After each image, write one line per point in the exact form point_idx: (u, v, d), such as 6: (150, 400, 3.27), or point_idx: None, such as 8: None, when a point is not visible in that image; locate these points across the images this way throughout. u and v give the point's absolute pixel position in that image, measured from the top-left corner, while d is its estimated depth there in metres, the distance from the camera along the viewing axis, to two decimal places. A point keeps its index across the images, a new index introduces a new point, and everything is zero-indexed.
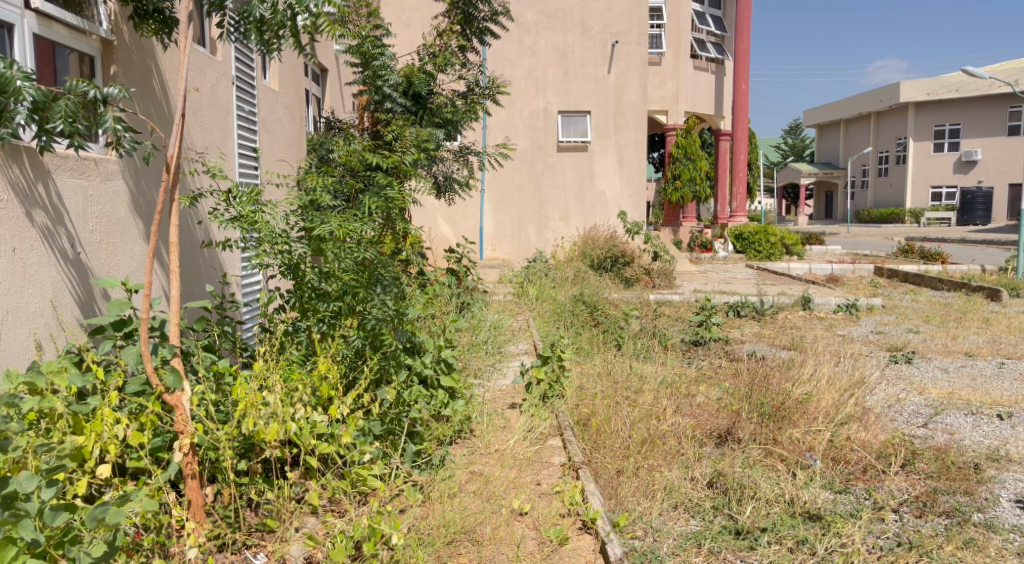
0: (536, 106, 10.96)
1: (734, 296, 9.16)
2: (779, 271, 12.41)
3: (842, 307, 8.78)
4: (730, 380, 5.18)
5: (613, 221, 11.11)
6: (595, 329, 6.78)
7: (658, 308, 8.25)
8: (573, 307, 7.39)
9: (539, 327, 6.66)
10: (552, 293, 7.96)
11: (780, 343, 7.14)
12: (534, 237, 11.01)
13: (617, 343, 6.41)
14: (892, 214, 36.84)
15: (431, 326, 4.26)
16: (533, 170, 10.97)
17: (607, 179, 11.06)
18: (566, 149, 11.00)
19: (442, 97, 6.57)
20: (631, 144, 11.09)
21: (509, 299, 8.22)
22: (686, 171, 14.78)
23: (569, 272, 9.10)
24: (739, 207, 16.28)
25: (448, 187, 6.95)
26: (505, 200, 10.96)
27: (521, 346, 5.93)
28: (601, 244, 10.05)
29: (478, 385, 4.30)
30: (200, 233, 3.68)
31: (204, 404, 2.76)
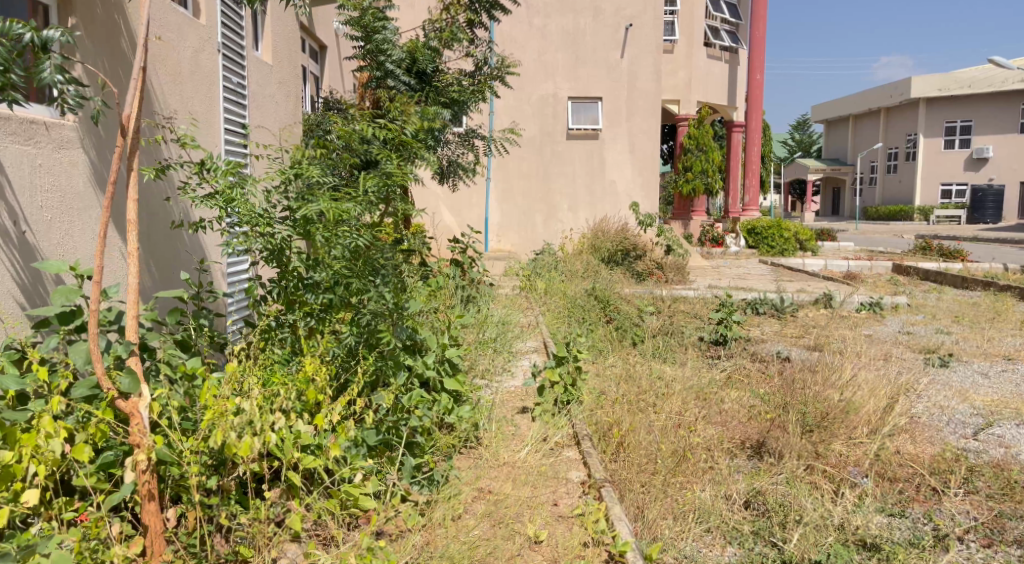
0: (545, 92, 10.51)
1: (752, 293, 8.73)
2: (795, 267, 11.98)
3: (865, 305, 8.35)
4: (758, 385, 4.76)
5: (623, 213, 10.67)
6: (609, 326, 6.38)
7: (673, 304, 7.85)
8: (584, 303, 6.99)
9: (549, 324, 6.25)
10: (563, 286, 7.56)
11: (804, 344, 6.73)
12: (541, 228, 10.56)
13: (633, 342, 6.00)
14: (901, 211, 36.33)
15: (434, 321, 3.85)
16: (541, 158, 10.53)
17: (618, 169, 10.63)
18: (576, 137, 10.56)
19: (448, 75, 6.15)
20: (643, 133, 10.63)
21: (516, 292, 7.81)
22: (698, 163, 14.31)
23: (578, 266, 8.69)
24: (753, 202, 15.82)
25: (454, 173, 6.54)
26: (511, 189, 10.53)
27: (531, 343, 5.52)
28: (612, 237, 9.63)
29: (484, 387, 3.88)
30: (171, 212, 3.27)
31: (167, 411, 2.35)
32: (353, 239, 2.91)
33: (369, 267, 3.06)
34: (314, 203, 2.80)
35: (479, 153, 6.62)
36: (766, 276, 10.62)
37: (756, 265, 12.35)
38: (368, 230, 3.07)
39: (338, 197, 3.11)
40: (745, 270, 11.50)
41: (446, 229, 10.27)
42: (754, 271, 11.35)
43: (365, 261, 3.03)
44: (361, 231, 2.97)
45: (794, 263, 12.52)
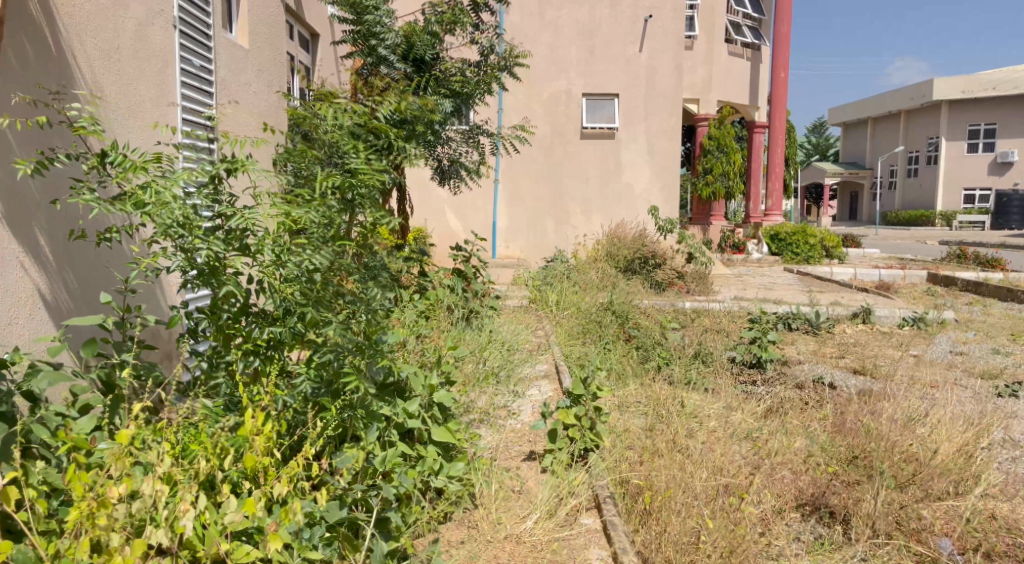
0: (557, 88, 9.83)
1: (783, 306, 8.01)
2: (823, 277, 11.24)
3: (908, 320, 7.61)
4: (806, 423, 4.07)
5: (640, 218, 9.97)
6: (629, 349, 5.71)
7: (698, 321, 7.17)
8: (600, 319, 6.32)
9: (561, 344, 5.59)
10: (576, 299, 6.89)
11: (846, 366, 6.02)
12: (552, 234, 9.88)
13: (656, 365, 5.33)
14: (922, 217, 35.36)
15: (423, 353, 3.18)
16: (552, 159, 9.85)
17: (635, 171, 9.93)
18: (590, 136, 9.87)
19: (450, 63, 5.49)
20: (663, 132, 9.94)
21: (524, 305, 7.15)
22: (719, 165, 13.59)
23: (593, 276, 8.01)
24: (775, 206, 15.07)
25: (457, 176, 5.90)
26: (521, 192, 9.84)
27: (540, 368, 4.84)
28: (629, 244, 8.96)
29: (484, 432, 3.21)
30: (75, 218, 2.62)
31: (33, 498, 1.70)
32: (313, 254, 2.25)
33: (335, 288, 2.40)
34: (255, 209, 2.13)
35: (484, 152, 5.97)
36: (794, 286, 9.91)
37: (781, 274, 11.63)
38: (336, 241, 2.41)
39: (297, 200, 2.45)
40: (770, 279, 10.79)
41: (450, 237, 9.61)
42: (780, 281, 10.63)
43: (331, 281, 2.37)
44: (325, 245, 2.31)
45: (821, 272, 11.79)
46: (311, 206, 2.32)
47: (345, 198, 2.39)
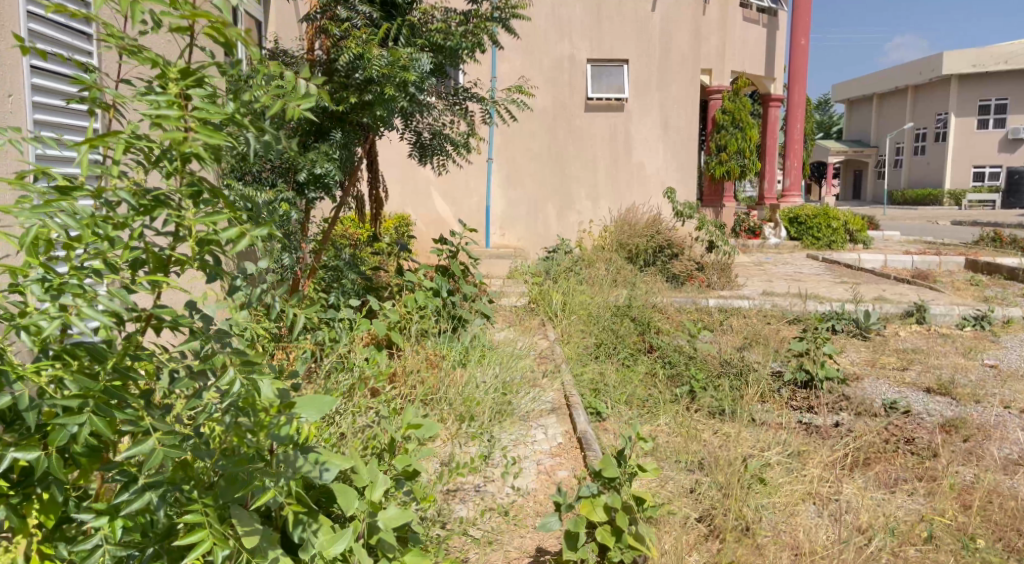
0: (559, 54, 8.64)
1: (821, 303, 6.93)
2: (852, 265, 10.18)
3: (969, 319, 6.53)
4: (912, 493, 3.00)
5: (653, 202, 8.87)
6: (653, 368, 4.64)
7: (727, 328, 6.10)
8: (615, 327, 5.24)
9: (570, 363, 4.51)
10: (585, 300, 5.80)
11: (914, 381, 4.97)
12: (554, 221, 8.77)
13: (690, 392, 4.26)
14: (929, 195, 34.29)
15: (382, 425, 2.11)
16: (554, 134, 8.70)
17: (647, 148, 8.80)
18: (597, 108, 8.70)
19: (428, 9, 4.33)
20: (678, 104, 8.83)
21: (524, 307, 6.09)
22: (734, 142, 12.49)
23: (602, 271, 6.93)
24: (794, 186, 13.89)
25: (442, 151, 4.79)
26: (518, 173, 8.70)
27: (546, 402, 3.77)
28: (641, 230, 7.89)
29: (473, 540, 2.14)
30: None
31: None
32: (88, 299, 1.17)
33: (161, 353, 1.33)
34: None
35: (473, 123, 4.84)
36: (824, 277, 8.83)
37: (803, 262, 10.57)
38: (159, 265, 1.32)
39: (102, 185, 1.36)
40: (795, 269, 9.72)
41: (438, 226, 8.44)
42: (806, 270, 9.56)
43: (147, 343, 1.30)
44: (123, 278, 1.23)
45: (848, 259, 10.73)
46: (85, 203, 1.23)
47: (166, 187, 1.30)
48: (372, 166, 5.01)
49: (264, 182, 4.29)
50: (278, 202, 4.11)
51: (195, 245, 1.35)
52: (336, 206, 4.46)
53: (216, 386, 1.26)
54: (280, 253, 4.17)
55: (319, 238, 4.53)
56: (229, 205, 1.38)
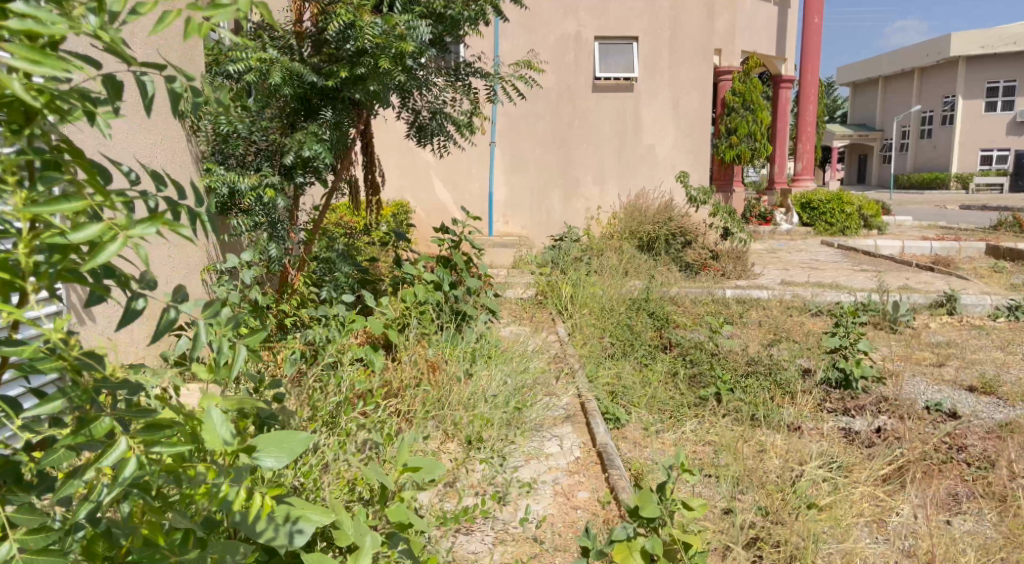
0: (564, 31, 8.21)
1: (843, 293, 6.57)
2: (869, 252, 9.79)
3: (1003, 309, 6.15)
4: (981, 526, 2.65)
5: (664, 187, 8.46)
6: (674, 368, 4.28)
7: (746, 323, 5.74)
8: (631, 322, 4.87)
9: (584, 363, 4.16)
10: (597, 293, 5.43)
11: (954, 378, 4.60)
12: (560, 207, 8.38)
13: (717, 395, 3.90)
14: (936, 179, 33.81)
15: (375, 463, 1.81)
16: (560, 116, 8.29)
17: (657, 130, 8.38)
18: (604, 89, 8.28)
19: None
20: (690, 83, 8.38)
21: (531, 300, 5.73)
22: (744, 125, 12.07)
23: (612, 260, 6.56)
24: (806, 170, 13.47)
25: (443, 133, 4.40)
26: (522, 158, 8.31)
27: (560, 409, 3.42)
28: (652, 217, 7.52)
29: None
30: None
31: None
32: None
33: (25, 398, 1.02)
34: None
35: (476, 101, 4.44)
36: (843, 265, 8.44)
37: (818, 249, 10.18)
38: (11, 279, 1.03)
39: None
40: (811, 256, 9.33)
41: (438, 213, 8.08)
42: (823, 258, 9.17)
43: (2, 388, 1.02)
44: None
45: (865, 246, 10.34)
46: None
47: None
48: (368, 149, 4.63)
49: (250, 165, 3.92)
50: (263, 188, 3.76)
51: (41, 249, 1.00)
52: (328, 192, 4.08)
53: (96, 458, 1.00)
54: (268, 244, 3.81)
55: (310, 226, 4.16)
56: (99, 193, 1.01)
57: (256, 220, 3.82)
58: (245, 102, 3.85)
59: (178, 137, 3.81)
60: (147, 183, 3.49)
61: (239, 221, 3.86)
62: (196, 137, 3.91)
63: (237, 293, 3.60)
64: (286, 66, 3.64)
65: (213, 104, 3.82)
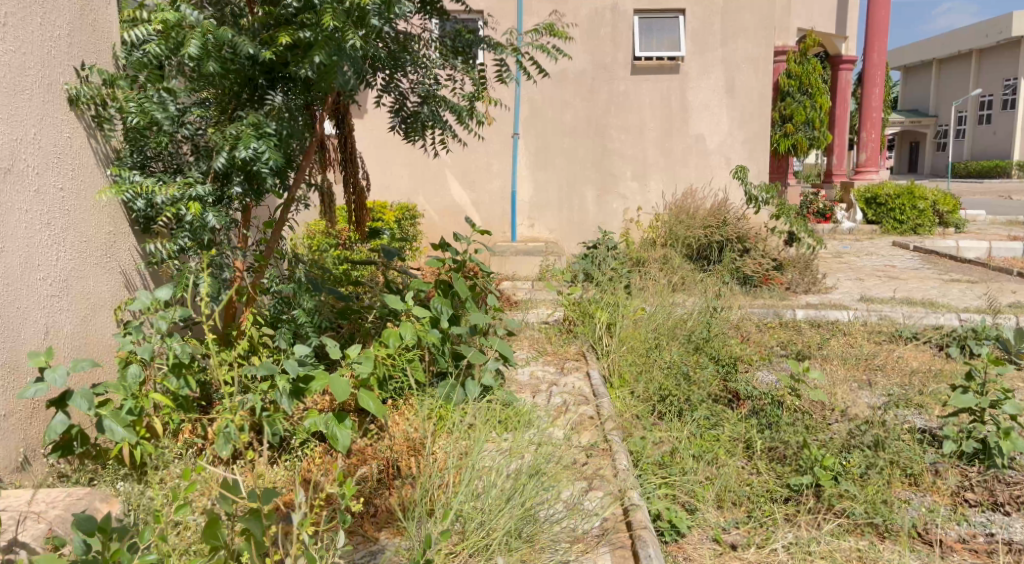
0: (598, 4, 7.06)
1: (943, 315, 5.35)
2: (953, 256, 8.47)
3: None
4: None
5: (715, 182, 7.27)
6: (747, 437, 3.19)
7: (827, 358, 4.59)
8: (687, 363, 3.77)
9: (625, 434, 3.11)
10: (640, 323, 4.34)
11: None
12: (593, 207, 7.30)
13: (815, 485, 2.80)
14: (995, 169, 31.66)
15: None
16: (593, 103, 7.18)
17: (709, 116, 7.18)
18: (644, 70, 7.13)
19: None
20: (748, 61, 7.12)
21: (556, 331, 4.68)
22: (801, 111, 10.79)
23: (653, 280, 5.49)
24: (870, 162, 12.04)
25: (438, 122, 3.36)
26: (549, 151, 7.23)
27: (593, 522, 2.37)
28: (702, 221, 6.42)
29: None
30: None
31: None
32: None
33: None
34: None
35: (482, 81, 3.35)
36: (927, 273, 7.19)
37: (891, 251, 8.90)
38: None
39: None
40: (884, 262, 8.07)
41: (453, 215, 7.23)
42: (899, 264, 7.91)
43: None
44: None
45: (946, 247, 9.01)
46: None
47: None
48: (345, 145, 3.63)
49: (176, 167, 2.90)
50: (184, 201, 2.74)
51: None
52: (282, 205, 3.05)
53: None
54: (198, 275, 2.81)
55: (263, 248, 3.14)
56: None
57: (178, 244, 2.81)
58: (168, 84, 2.86)
59: (74, 133, 2.70)
60: (39, 200, 2.50)
61: (160, 245, 2.86)
62: (106, 131, 2.88)
63: (148, 347, 2.62)
64: (210, 34, 2.62)
65: (123, 88, 2.84)
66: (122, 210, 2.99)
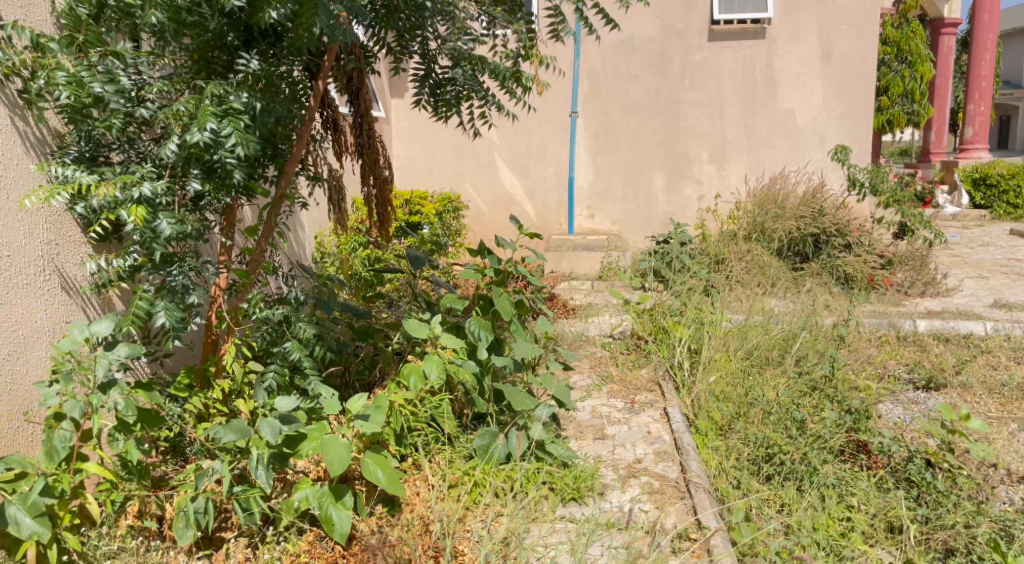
0: None
1: None
2: None
3: None
4: None
5: (808, 164, 6.25)
6: (891, 518, 2.35)
7: (969, 388, 3.64)
8: (799, 405, 2.92)
9: (724, 512, 2.31)
10: (731, 346, 3.47)
11: None
12: (664, 194, 6.41)
13: None
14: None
15: None
16: (663, 74, 6.26)
17: (800, 87, 6.17)
18: (724, 35, 6.16)
19: None
20: (848, 19, 6.05)
21: (623, 350, 3.89)
22: (899, 82, 9.52)
23: (739, 282, 4.61)
24: (978, 137, 10.71)
25: (476, 91, 2.57)
26: (612, 131, 6.37)
27: None
28: (793, 211, 5.46)
29: None
30: None
31: None
32: None
33: None
34: None
35: (530, 35, 2.54)
36: None
37: (1010, 241, 7.69)
38: None
39: None
40: (1007, 254, 6.91)
41: (505, 205, 6.51)
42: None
43: None
44: None
45: None
46: None
47: None
48: (362, 126, 2.90)
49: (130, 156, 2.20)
50: (125, 204, 2.00)
51: None
52: (269, 204, 2.32)
53: None
54: (155, 302, 2.11)
55: (247, 261, 2.43)
56: None
57: (121, 260, 2.12)
58: (116, 47, 2.14)
59: None
60: None
61: (105, 262, 2.17)
62: (36, 111, 2.17)
63: (81, 402, 1.91)
64: None
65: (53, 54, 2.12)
66: (66, 214, 2.29)
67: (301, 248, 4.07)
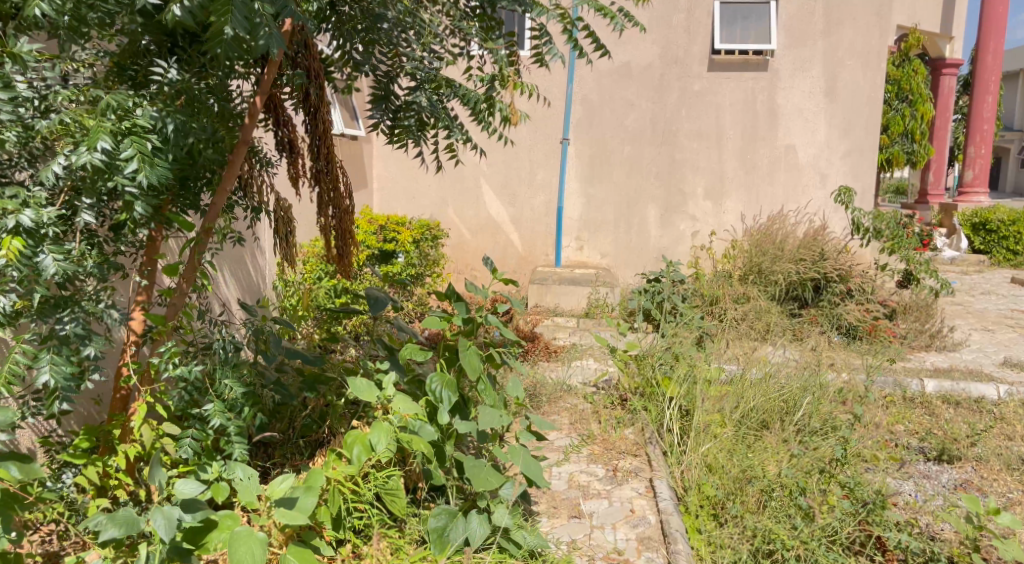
0: None
1: None
2: None
3: None
4: None
5: (807, 204, 5.96)
6: None
7: (986, 461, 3.30)
8: (803, 486, 2.56)
9: None
10: (727, 409, 3.12)
11: None
12: (656, 229, 6.09)
13: None
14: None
15: None
16: (660, 103, 5.97)
17: (802, 123, 5.89)
18: (724, 66, 5.89)
19: None
20: (853, 55, 5.79)
21: (608, 403, 3.52)
22: (899, 121, 9.33)
23: (735, 331, 4.27)
24: (977, 180, 10.52)
25: (441, 117, 2.23)
26: (604, 161, 6.06)
27: None
28: (793, 254, 5.17)
29: None
30: None
31: None
32: None
33: None
34: None
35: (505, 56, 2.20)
36: None
37: (1012, 290, 7.42)
38: None
39: None
40: (1011, 305, 6.63)
41: (490, 233, 6.18)
42: None
43: None
44: None
45: None
46: None
47: None
48: (319, 150, 2.54)
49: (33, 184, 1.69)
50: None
51: None
52: (192, 241, 1.95)
53: None
54: (38, 355, 1.74)
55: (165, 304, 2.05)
56: None
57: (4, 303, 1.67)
58: None
59: None
60: None
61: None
62: None
63: None
64: None
65: None
66: None
67: (262, 278, 3.68)
